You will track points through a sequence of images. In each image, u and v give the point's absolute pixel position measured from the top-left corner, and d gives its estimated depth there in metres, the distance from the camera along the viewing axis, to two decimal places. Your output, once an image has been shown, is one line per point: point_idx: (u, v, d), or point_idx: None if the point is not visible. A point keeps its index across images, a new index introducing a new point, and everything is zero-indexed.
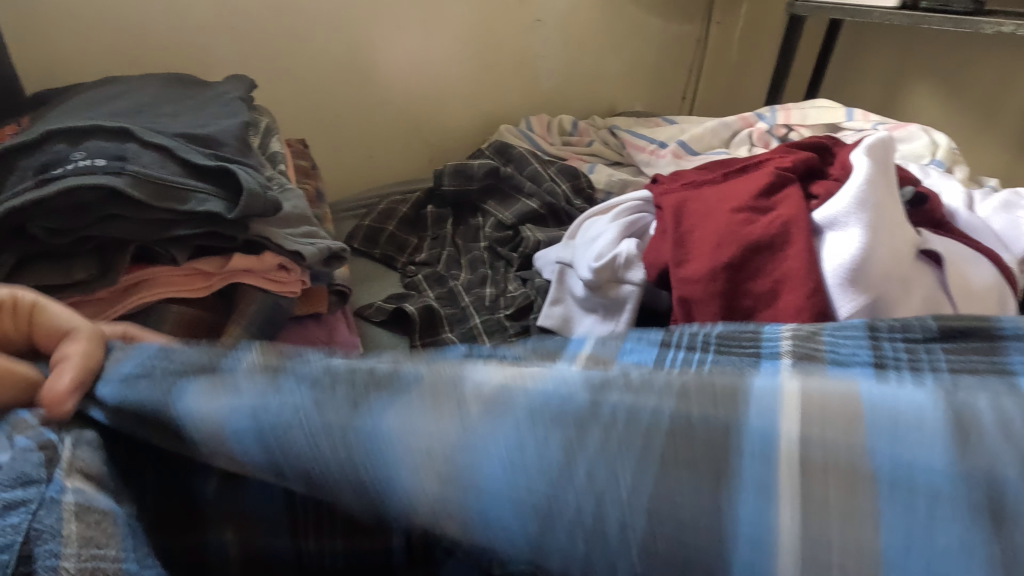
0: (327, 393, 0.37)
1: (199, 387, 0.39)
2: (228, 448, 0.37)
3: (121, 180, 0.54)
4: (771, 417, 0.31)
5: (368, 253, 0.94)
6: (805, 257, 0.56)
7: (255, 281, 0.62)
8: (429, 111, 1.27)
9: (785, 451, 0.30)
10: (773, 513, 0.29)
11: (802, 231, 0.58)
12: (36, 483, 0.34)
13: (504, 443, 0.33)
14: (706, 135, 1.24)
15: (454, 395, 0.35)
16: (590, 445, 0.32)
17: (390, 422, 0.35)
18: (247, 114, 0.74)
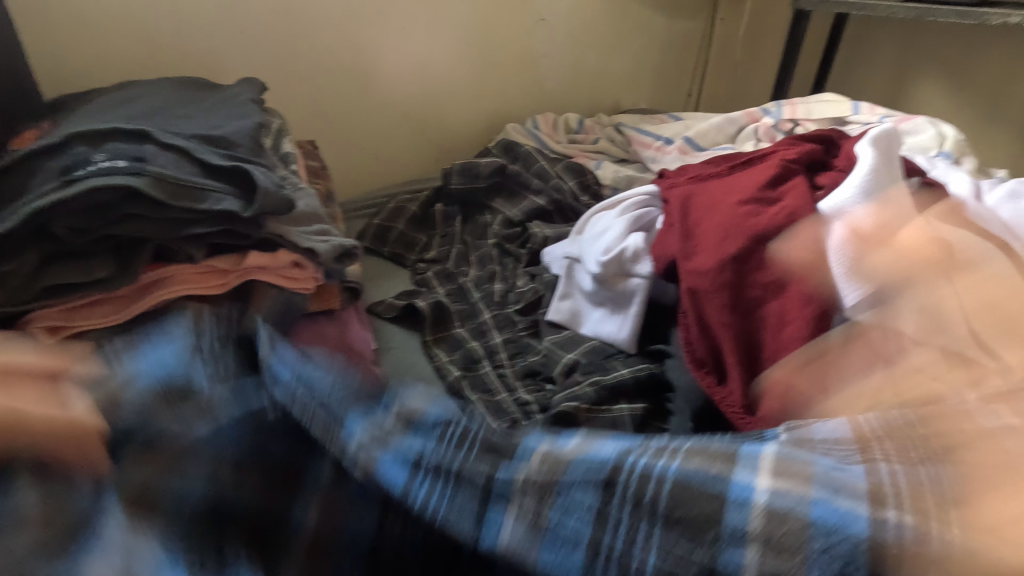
0: (432, 448, 0.42)
1: (356, 417, 0.42)
2: (348, 481, 0.41)
3: (140, 180, 0.55)
4: (752, 473, 0.39)
5: (378, 252, 0.96)
6: (810, 248, 0.57)
7: (268, 278, 0.64)
8: (436, 111, 1.28)
9: (758, 497, 0.37)
10: (742, 512, 0.36)
11: (808, 223, 0.58)
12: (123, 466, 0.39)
13: (578, 495, 0.39)
14: (712, 130, 1.25)
15: (540, 457, 0.42)
16: (642, 493, 0.38)
17: (500, 478, 0.40)
18: (260, 115, 0.75)
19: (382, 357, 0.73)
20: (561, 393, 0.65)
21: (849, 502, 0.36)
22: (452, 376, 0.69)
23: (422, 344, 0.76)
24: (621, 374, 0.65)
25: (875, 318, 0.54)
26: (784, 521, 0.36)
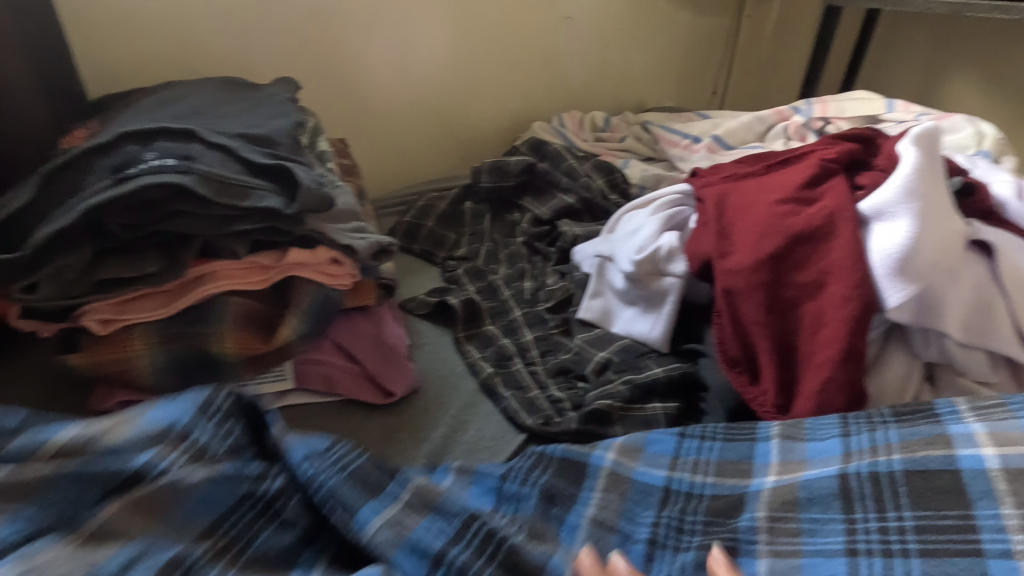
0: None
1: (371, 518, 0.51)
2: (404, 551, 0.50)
3: (189, 178, 0.57)
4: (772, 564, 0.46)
5: (408, 249, 0.97)
6: (850, 248, 0.56)
7: (308, 274, 0.65)
8: (463, 110, 1.29)
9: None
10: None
11: (848, 222, 0.58)
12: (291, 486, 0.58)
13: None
14: (741, 128, 1.23)
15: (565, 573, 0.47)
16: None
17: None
18: (298, 114, 0.77)
19: (415, 353, 0.75)
20: (594, 391, 0.65)
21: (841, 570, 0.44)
22: (484, 372, 0.70)
23: (454, 340, 0.77)
24: (653, 372, 0.65)
25: (917, 319, 0.54)
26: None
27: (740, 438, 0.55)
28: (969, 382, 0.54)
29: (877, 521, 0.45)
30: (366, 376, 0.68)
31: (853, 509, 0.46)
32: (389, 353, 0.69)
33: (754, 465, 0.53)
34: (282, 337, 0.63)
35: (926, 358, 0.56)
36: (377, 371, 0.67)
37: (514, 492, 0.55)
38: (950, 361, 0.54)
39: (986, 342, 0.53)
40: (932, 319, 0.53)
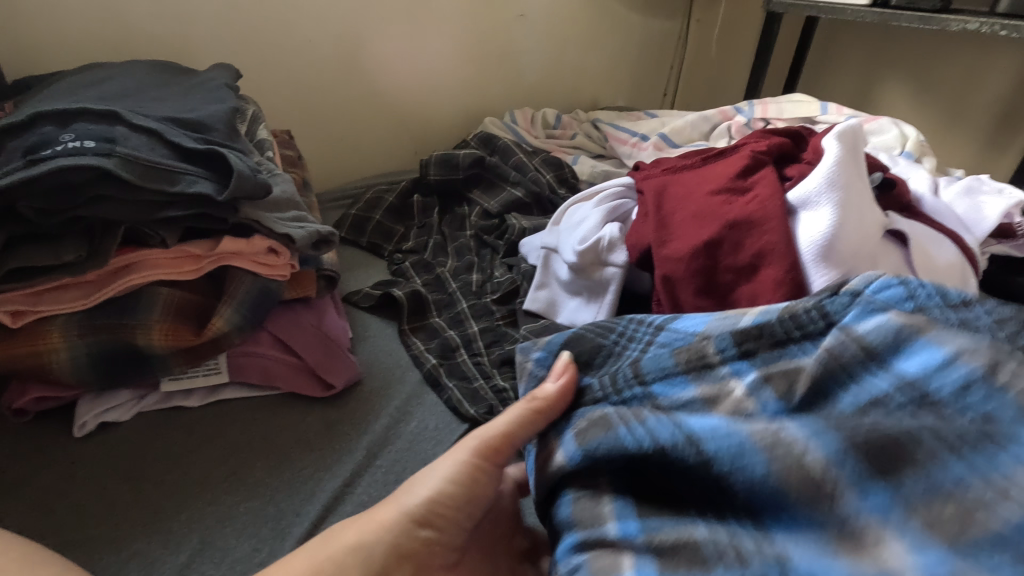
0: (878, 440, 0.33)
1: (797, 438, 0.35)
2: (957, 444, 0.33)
3: (111, 160, 0.54)
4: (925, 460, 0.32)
5: (355, 242, 0.95)
6: (782, 232, 0.58)
7: (244, 264, 0.63)
8: (414, 104, 1.28)
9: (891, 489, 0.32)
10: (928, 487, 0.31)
11: (778, 211, 0.60)
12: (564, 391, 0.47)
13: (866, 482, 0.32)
14: (686, 127, 1.27)
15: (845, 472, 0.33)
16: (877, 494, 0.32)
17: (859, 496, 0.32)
18: (235, 101, 0.74)
19: (358, 346, 0.73)
20: None
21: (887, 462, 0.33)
22: (429, 364, 0.69)
23: (399, 332, 0.76)
24: None
25: None
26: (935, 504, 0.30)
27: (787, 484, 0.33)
28: None
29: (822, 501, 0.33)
30: (306, 369, 0.66)
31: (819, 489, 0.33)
32: (331, 346, 0.67)
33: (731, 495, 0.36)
34: (214, 330, 0.61)
35: None
36: (317, 364, 0.65)
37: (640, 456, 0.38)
38: None
39: None
40: None
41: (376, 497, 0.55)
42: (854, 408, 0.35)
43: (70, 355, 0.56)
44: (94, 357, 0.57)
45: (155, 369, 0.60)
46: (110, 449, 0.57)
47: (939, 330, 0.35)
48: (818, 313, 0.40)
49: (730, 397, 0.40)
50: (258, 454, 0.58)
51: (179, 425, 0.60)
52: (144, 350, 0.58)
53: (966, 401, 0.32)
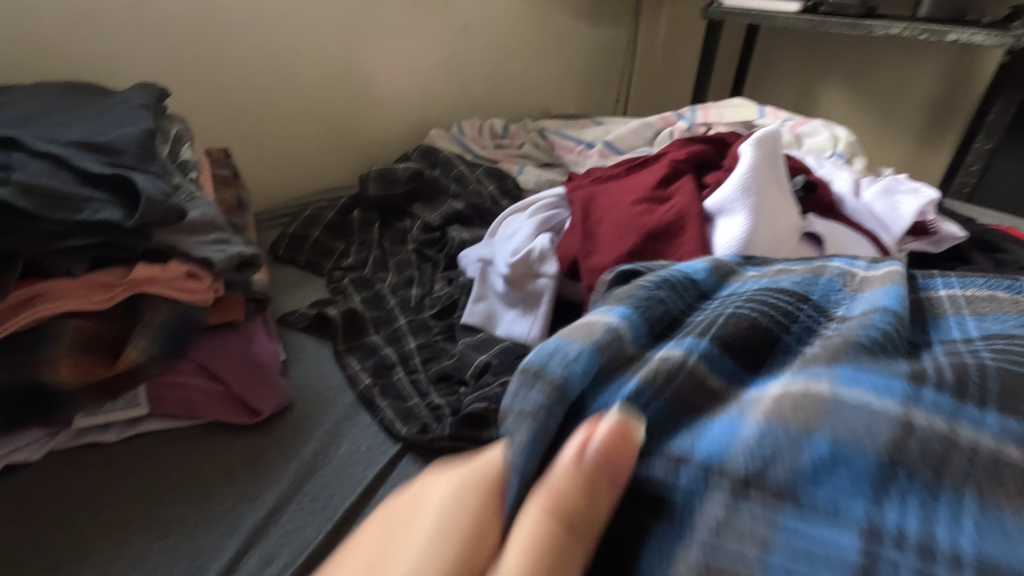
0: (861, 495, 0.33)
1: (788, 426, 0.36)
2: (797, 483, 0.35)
3: (5, 190, 0.51)
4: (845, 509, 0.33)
5: (293, 261, 0.93)
6: (697, 241, 0.59)
7: (161, 291, 0.61)
8: (355, 118, 1.26)
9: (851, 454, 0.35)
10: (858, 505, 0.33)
11: (696, 221, 0.61)
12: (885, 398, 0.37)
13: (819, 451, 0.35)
14: (630, 133, 1.28)
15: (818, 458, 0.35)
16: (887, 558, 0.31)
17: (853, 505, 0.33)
18: (152, 122, 0.71)
19: (290, 369, 0.71)
20: (472, 394, 0.64)
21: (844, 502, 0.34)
22: (363, 384, 0.68)
23: (334, 353, 0.74)
24: None
25: None
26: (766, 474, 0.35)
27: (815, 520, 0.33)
28: None
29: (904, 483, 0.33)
30: (232, 397, 0.64)
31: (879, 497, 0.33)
32: (259, 372, 0.66)
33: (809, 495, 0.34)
34: (128, 361, 0.58)
35: None
36: (242, 391, 0.64)
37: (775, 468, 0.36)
38: None
39: None
40: None
41: (303, 526, 0.54)
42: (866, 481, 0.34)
43: None
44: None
45: (64, 408, 0.57)
46: (17, 493, 0.55)
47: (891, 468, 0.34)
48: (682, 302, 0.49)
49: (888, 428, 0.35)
50: (178, 487, 0.56)
51: (95, 464, 0.58)
52: (51, 387, 0.55)
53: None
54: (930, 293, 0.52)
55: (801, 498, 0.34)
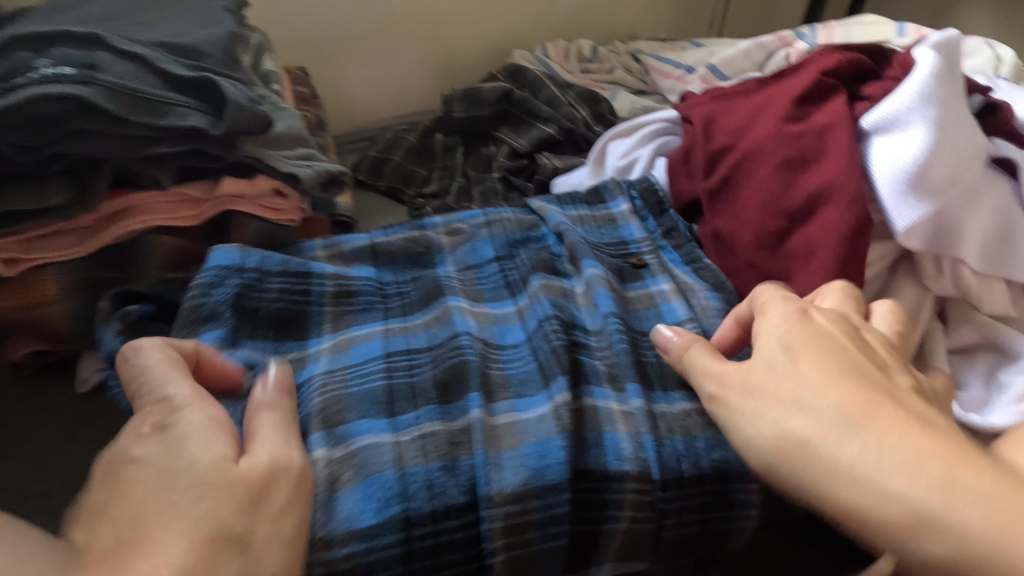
0: (498, 445, 0.40)
1: (605, 390, 0.44)
2: (520, 448, 0.40)
3: (91, 90, 0.48)
4: (534, 440, 0.40)
5: (374, 186, 0.88)
6: (846, 165, 0.49)
7: (248, 208, 0.58)
8: (440, 31, 1.12)
9: (555, 409, 0.41)
10: (527, 461, 0.39)
11: (843, 136, 0.51)
12: (572, 322, 0.49)
13: (531, 413, 0.42)
14: (739, 56, 1.09)
15: (492, 432, 0.40)
16: (447, 484, 0.38)
17: (524, 417, 0.42)
18: (234, 25, 0.66)
19: None
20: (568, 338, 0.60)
21: (540, 431, 0.40)
22: None
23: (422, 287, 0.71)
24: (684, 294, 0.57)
25: (928, 244, 0.48)
26: (501, 434, 0.41)
27: (502, 445, 0.40)
28: (986, 318, 0.49)
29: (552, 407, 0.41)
30: None
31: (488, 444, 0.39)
32: None
33: (518, 411, 0.42)
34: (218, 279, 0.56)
35: (939, 291, 0.50)
36: None
37: (549, 368, 0.44)
38: (967, 292, 0.49)
39: (1007, 271, 0.47)
40: (947, 244, 0.47)
41: None
42: (537, 416, 0.41)
43: (67, 307, 0.53)
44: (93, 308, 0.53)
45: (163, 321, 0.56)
46: None
47: (495, 372, 0.45)
48: (578, 329, 0.49)
49: (619, 415, 0.42)
50: None
51: None
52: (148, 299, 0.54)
53: (512, 483, 0.38)
54: (553, 226, 0.59)
55: (421, 452, 0.39)
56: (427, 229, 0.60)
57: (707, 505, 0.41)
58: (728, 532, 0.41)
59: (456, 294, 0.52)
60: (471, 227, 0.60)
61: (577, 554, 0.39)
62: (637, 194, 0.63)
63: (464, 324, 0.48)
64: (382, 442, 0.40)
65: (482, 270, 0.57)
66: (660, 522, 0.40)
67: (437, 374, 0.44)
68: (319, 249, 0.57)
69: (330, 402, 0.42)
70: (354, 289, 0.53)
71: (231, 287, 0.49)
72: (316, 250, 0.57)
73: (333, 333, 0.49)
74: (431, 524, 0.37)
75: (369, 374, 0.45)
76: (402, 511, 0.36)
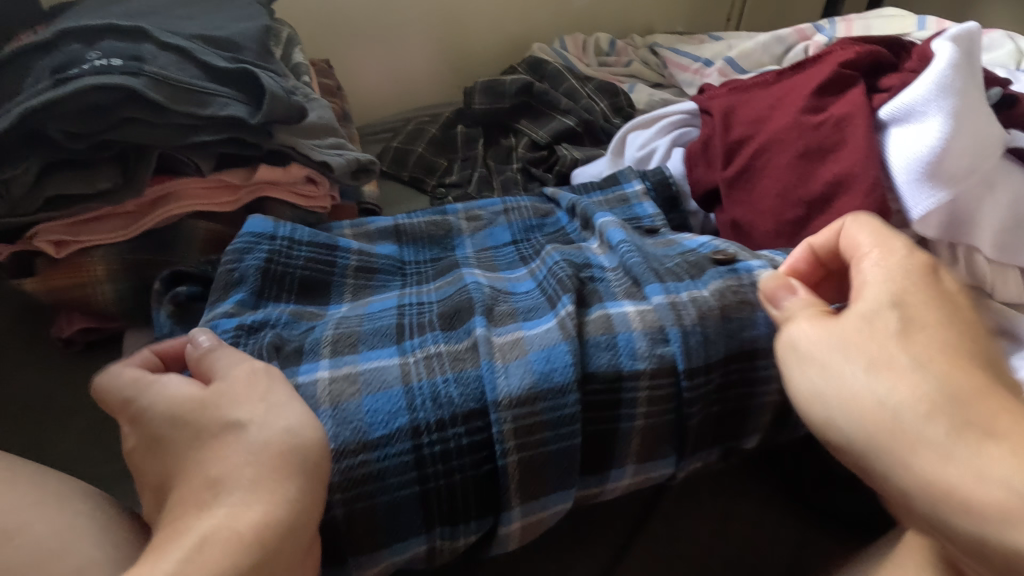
0: (504, 357, 0.42)
1: (622, 302, 0.46)
2: (527, 357, 0.41)
3: (138, 80, 0.50)
4: (540, 351, 0.42)
5: (396, 176, 0.90)
6: (863, 154, 0.51)
7: (282, 195, 0.60)
8: (461, 24, 1.14)
9: (560, 322, 0.44)
10: (532, 368, 0.41)
11: (862, 127, 0.52)
12: (584, 264, 0.52)
13: (537, 330, 0.44)
14: (757, 49, 1.10)
15: (499, 346, 0.42)
16: (454, 393, 0.40)
17: (531, 333, 0.44)
18: (267, 19, 0.68)
19: None
20: None
21: (547, 343, 0.42)
22: None
23: None
24: None
25: (944, 233, 0.49)
26: (510, 347, 0.43)
27: (508, 357, 0.42)
28: (999, 306, 0.50)
29: (561, 320, 0.44)
30: None
31: (494, 356, 0.41)
32: None
33: (527, 332, 0.44)
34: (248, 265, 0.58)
35: (953, 279, 0.51)
36: None
37: (558, 294, 0.47)
38: (983, 281, 0.50)
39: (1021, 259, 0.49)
40: (962, 233, 0.49)
41: None
42: (547, 329, 0.44)
43: (114, 288, 0.56)
44: (138, 288, 0.56)
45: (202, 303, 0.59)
46: None
47: (501, 305, 0.48)
48: (586, 268, 0.51)
49: (636, 319, 0.44)
50: None
51: None
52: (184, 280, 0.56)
53: (519, 385, 0.40)
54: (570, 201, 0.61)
55: (429, 368, 0.41)
56: (448, 212, 0.62)
57: (725, 423, 0.44)
58: (746, 412, 0.45)
59: (469, 265, 0.55)
60: (489, 214, 0.62)
61: (593, 457, 0.42)
62: (650, 185, 0.63)
63: (473, 277, 0.50)
64: (388, 364, 0.42)
65: (498, 251, 0.58)
66: (677, 415, 0.42)
67: (444, 309, 0.47)
68: (343, 228, 0.60)
69: (343, 334, 0.46)
70: (376, 265, 0.56)
71: (261, 254, 0.51)
72: (342, 228, 0.60)
73: (352, 300, 0.52)
74: (440, 430, 0.38)
75: (381, 317, 0.48)
76: (409, 421, 0.38)
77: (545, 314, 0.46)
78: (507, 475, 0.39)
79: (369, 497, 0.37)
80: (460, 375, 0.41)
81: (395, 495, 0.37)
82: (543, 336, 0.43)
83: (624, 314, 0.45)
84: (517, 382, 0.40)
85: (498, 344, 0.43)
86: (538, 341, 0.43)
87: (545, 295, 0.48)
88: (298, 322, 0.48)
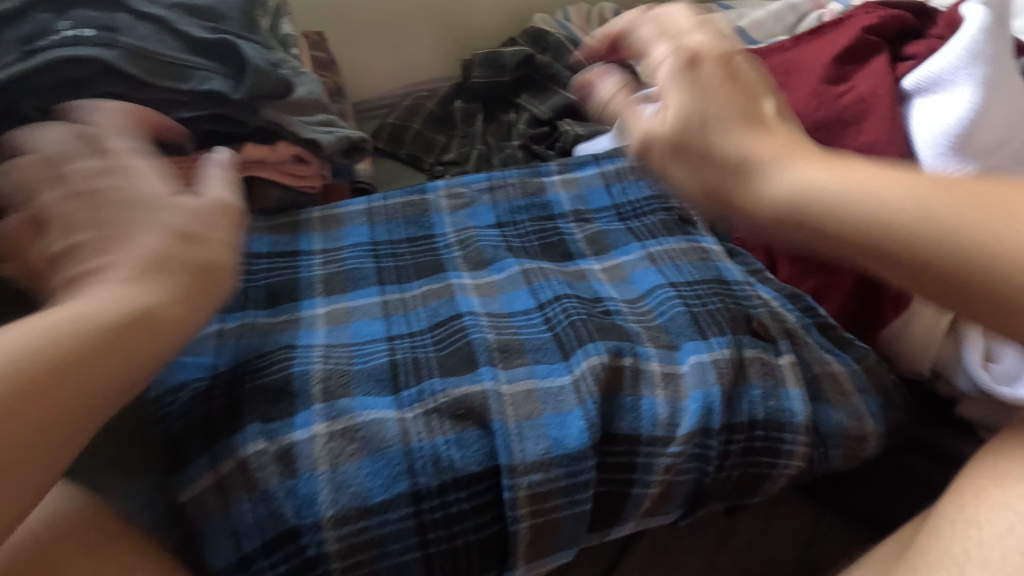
0: (510, 412, 0.39)
1: (648, 363, 0.43)
2: (540, 427, 0.39)
3: (113, 53, 0.48)
4: (553, 420, 0.39)
5: (393, 154, 0.87)
6: (886, 126, 0.47)
7: (269, 174, 0.57)
8: None
9: (571, 379, 0.41)
10: (549, 437, 0.38)
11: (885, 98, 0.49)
12: (600, 299, 0.49)
13: (545, 378, 0.42)
14: (769, 18, 1.05)
15: (503, 404, 0.40)
16: (458, 468, 0.37)
17: (542, 380, 0.42)
18: None
19: None
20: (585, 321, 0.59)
21: (560, 408, 0.40)
22: None
23: None
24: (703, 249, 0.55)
25: None
26: (525, 400, 0.40)
27: (515, 416, 0.39)
28: None
29: (585, 366, 0.41)
30: None
31: (503, 412, 0.39)
32: None
33: (542, 381, 0.42)
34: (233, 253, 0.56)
35: None
36: None
37: (568, 339, 0.44)
38: None
39: None
40: None
41: None
42: (566, 381, 0.41)
43: None
44: None
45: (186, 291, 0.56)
46: None
47: (508, 339, 0.44)
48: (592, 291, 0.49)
49: (652, 376, 0.42)
50: None
51: None
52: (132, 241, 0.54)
53: (535, 455, 0.38)
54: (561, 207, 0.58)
55: (431, 431, 0.38)
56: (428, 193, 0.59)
57: (749, 458, 0.42)
58: (767, 476, 0.42)
59: (457, 269, 0.52)
60: (472, 191, 0.59)
61: (603, 514, 0.40)
62: None
63: (466, 304, 0.48)
64: (386, 417, 0.39)
65: (482, 233, 0.56)
66: (696, 476, 0.41)
67: (441, 353, 0.44)
68: (313, 215, 0.57)
69: (332, 374, 0.42)
70: (345, 260, 0.53)
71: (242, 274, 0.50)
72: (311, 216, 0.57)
73: (327, 298, 0.49)
74: (442, 509, 0.37)
75: (372, 352, 0.44)
76: (410, 486, 0.37)
77: (557, 363, 0.43)
78: (518, 541, 0.38)
79: (372, 560, 0.36)
80: (463, 452, 0.38)
81: (397, 558, 0.36)
82: (555, 393, 0.41)
83: (594, 354, 0.42)
84: (531, 453, 0.38)
85: (509, 397, 0.40)
86: (561, 391, 0.41)
87: (558, 332, 0.45)
88: (271, 340, 0.44)
